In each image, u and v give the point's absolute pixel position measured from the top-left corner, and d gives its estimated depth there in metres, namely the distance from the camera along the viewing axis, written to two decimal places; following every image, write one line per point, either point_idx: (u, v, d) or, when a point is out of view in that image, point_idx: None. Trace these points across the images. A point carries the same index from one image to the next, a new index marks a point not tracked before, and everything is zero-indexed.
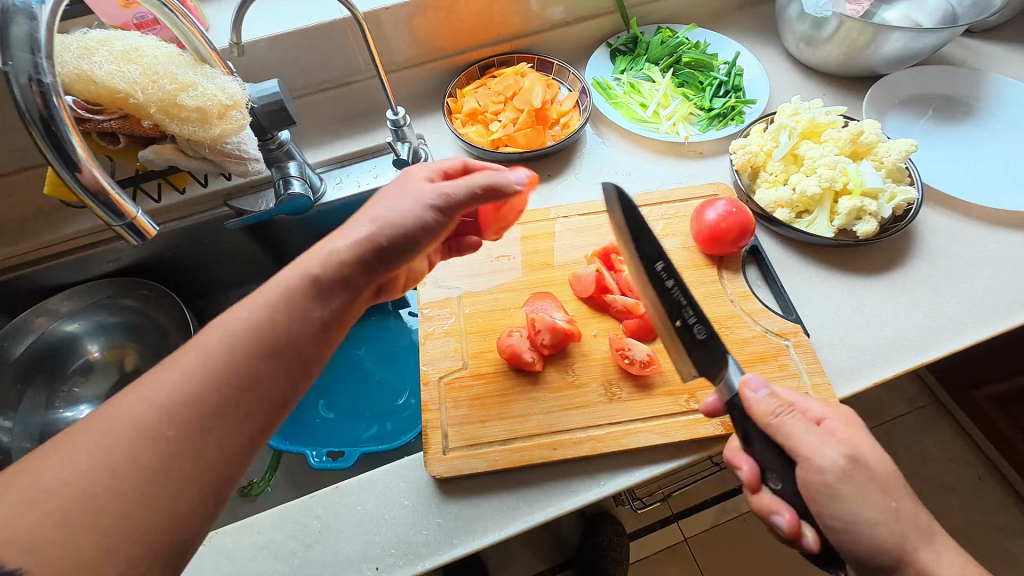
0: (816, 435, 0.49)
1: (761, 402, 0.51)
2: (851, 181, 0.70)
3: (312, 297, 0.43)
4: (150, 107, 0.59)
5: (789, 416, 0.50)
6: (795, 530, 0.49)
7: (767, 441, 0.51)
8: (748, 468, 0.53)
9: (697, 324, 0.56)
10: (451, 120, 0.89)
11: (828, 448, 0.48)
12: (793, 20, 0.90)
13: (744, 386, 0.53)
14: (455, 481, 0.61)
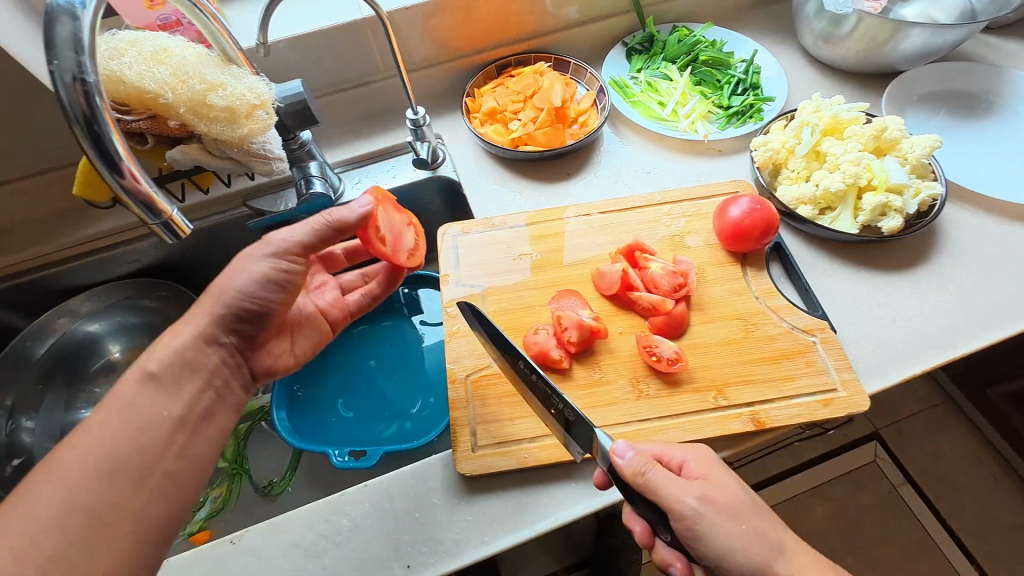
0: (677, 484, 0.48)
1: (630, 468, 0.49)
2: (876, 177, 0.70)
3: (162, 392, 0.47)
4: (179, 107, 0.60)
5: (655, 472, 0.48)
6: (688, 572, 0.55)
7: (642, 501, 0.50)
8: (639, 529, 0.55)
9: (566, 410, 0.53)
10: (469, 119, 0.89)
11: (687, 496, 0.47)
12: (810, 18, 0.90)
13: (613, 454, 0.50)
14: (483, 479, 0.61)
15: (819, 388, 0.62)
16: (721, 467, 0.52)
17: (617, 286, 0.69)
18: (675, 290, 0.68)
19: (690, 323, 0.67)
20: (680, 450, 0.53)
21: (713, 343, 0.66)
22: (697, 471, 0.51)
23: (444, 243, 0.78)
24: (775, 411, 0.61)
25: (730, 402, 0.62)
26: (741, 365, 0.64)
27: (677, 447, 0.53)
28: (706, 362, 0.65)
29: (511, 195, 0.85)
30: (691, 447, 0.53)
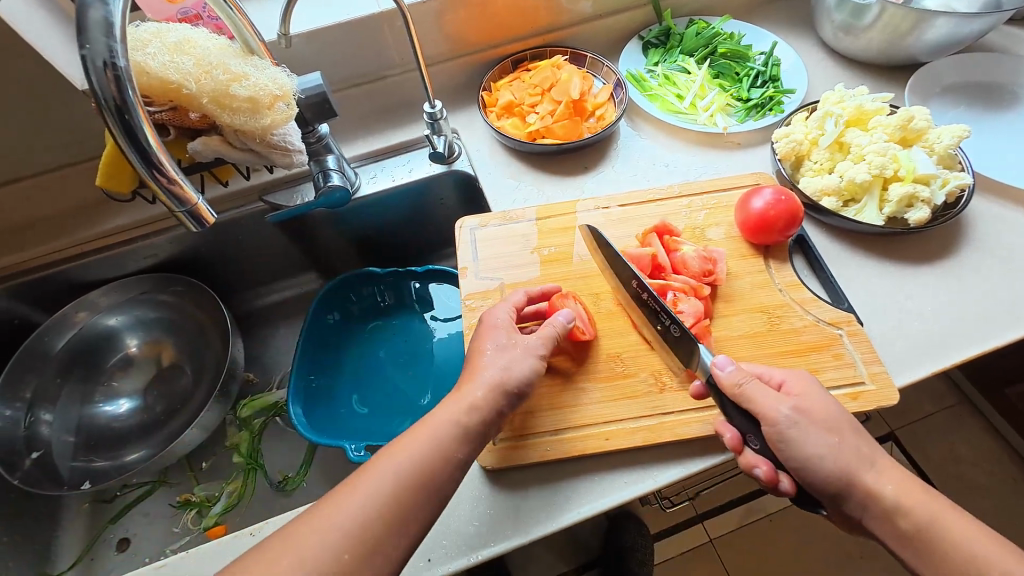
0: (773, 397, 0.52)
1: (729, 379, 0.54)
2: (903, 167, 0.69)
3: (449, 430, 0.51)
4: (202, 98, 0.60)
5: (753, 386, 0.53)
6: (773, 478, 0.52)
7: (739, 408, 0.54)
8: (729, 434, 0.55)
9: (671, 324, 0.61)
10: (487, 113, 0.89)
11: (781, 406, 0.51)
12: (831, 10, 0.89)
13: (714, 365, 0.55)
14: (503, 472, 0.60)
15: (846, 381, 0.61)
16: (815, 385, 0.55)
17: (648, 267, 0.70)
18: (705, 275, 0.68)
19: (713, 315, 0.67)
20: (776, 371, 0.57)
21: (737, 335, 0.65)
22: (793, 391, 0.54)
23: (461, 236, 0.77)
24: None
25: None
26: (767, 358, 0.63)
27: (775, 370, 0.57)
28: (732, 354, 0.64)
29: (528, 188, 0.85)
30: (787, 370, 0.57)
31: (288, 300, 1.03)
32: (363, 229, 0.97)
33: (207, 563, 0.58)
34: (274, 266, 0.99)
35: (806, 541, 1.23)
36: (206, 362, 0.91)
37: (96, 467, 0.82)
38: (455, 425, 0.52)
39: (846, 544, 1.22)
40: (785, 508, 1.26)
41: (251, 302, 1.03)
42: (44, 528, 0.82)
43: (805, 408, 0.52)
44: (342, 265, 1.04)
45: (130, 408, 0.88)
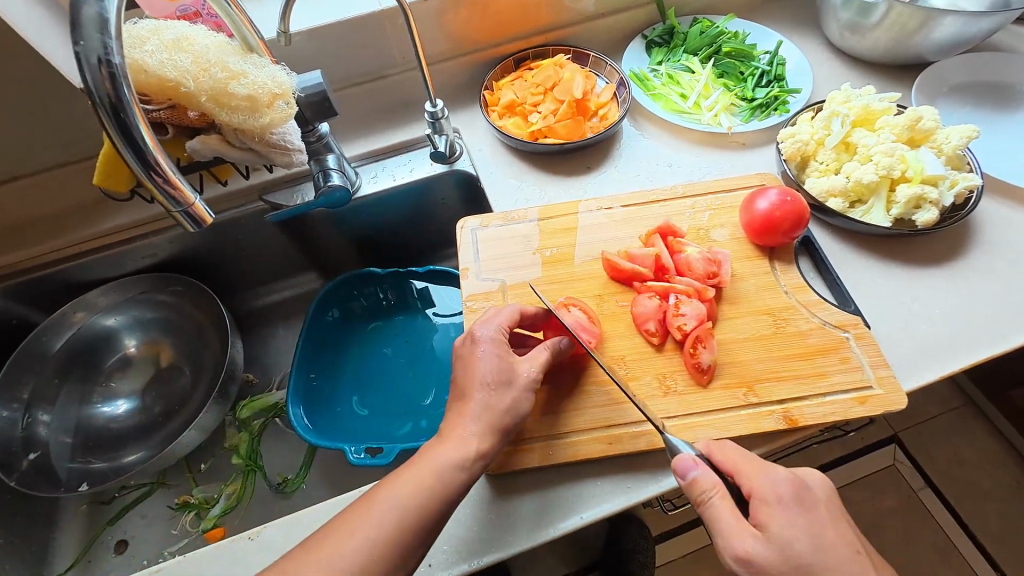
0: (729, 530, 0.47)
1: (689, 490, 0.50)
2: (911, 168, 0.68)
3: (457, 456, 0.52)
4: (200, 96, 0.59)
5: (716, 504, 0.48)
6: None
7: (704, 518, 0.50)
8: None
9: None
10: (489, 112, 0.88)
11: (734, 545, 0.46)
12: (837, 9, 0.88)
13: (676, 471, 0.50)
14: (505, 476, 0.59)
15: (853, 385, 0.60)
16: (797, 504, 0.47)
17: (651, 268, 0.69)
18: (709, 277, 0.67)
19: (719, 316, 0.66)
20: (753, 476, 0.49)
21: (744, 337, 0.64)
22: (762, 511, 0.47)
23: (462, 236, 0.76)
24: (808, 409, 0.59)
25: (760, 399, 0.60)
26: (774, 361, 0.62)
27: (756, 473, 0.49)
28: (737, 356, 0.63)
29: (529, 188, 0.84)
30: (769, 478, 0.49)
31: (287, 300, 1.03)
32: (363, 229, 0.96)
33: (205, 567, 0.57)
34: (274, 266, 0.98)
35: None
36: (205, 362, 0.90)
37: (95, 468, 0.82)
38: (458, 445, 0.53)
39: None
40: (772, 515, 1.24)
41: (250, 301, 1.02)
42: (41, 529, 0.81)
43: (765, 549, 0.45)
44: (342, 265, 1.03)
45: (129, 409, 0.87)
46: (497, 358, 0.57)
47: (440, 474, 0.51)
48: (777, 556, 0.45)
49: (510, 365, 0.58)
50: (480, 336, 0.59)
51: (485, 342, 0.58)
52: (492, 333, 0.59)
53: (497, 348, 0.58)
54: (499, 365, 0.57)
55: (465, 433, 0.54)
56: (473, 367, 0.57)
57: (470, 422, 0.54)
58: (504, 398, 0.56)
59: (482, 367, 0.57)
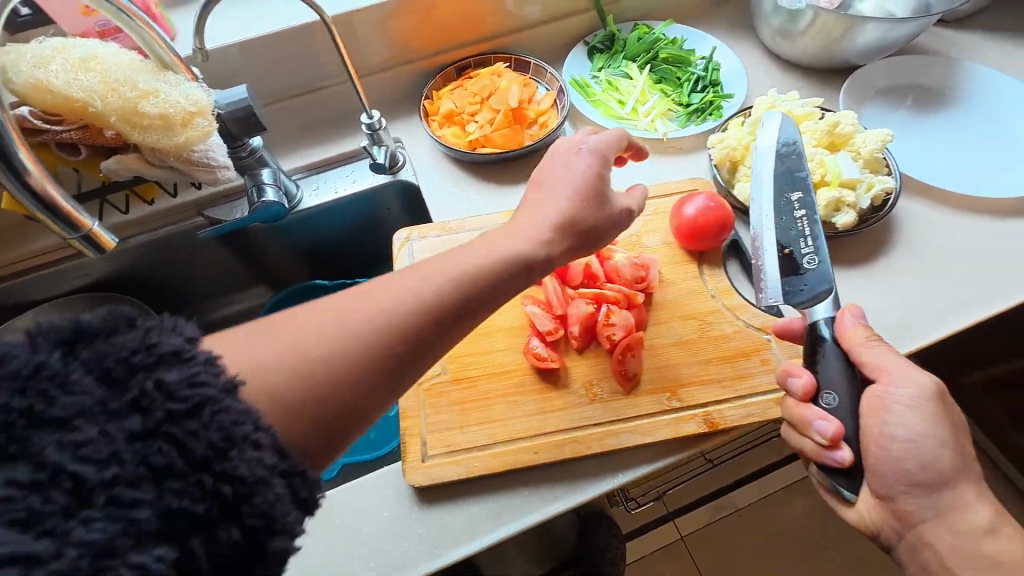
0: (897, 363, 0.52)
1: (859, 330, 0.54)
2: (829, 172, 0.70)
3: None
4: (110, 116, 0.58)
5: (880, 348, 0.53)
6: (836, 439, 0.51)
7: (843, 362, 0.54)
8: (807, 379, 0.53)
9: (809, 255, 0.60)
10: (427, 122, 0.88)
11: (906, 376, 0.51)
12: (767, 16, 0.91)
13: (848, 312, 0.56)
14: (436, 491, 0.60)
15: (775, 387, 0.61)
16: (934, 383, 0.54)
17: (580, 277, 0.70)
18: (637, 282, 0.68)
19: (648, 321, 0.67)
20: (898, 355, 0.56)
21: (670, 343, 0.65)
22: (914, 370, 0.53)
23: (401, 250, 0.76)
24: (727, 411, 0.60)
25: (683, 404, 0.61)
26: (697, 366, 0.63)
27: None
28: (662, 362, 0.64)
29: (468, 198, 0.84)
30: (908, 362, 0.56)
31: (236, 314, 1.01)
32: (310, 242, 0.96)
33: None
34: (219, 281, 0.97)
35: (780, 512, 1.32)
36: None
37: None
38: None
39: (788, 549, 1.28)
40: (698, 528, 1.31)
41: (198, 317, 1.00)
42: None
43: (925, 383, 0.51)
44: (292, 278, 1.02)
45: None
46: (589, 163, 0.54)
47: (479, 274, 0.47)
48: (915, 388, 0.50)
49: (603, 175, 0.54)
50: (584, 146, 0.55)
51: (586, 152, 0.55)
52: (599, 144, 0.55)
53: (595, 160, 0.55)
54: (595, 170, 0.54)
55: (529, 220, 0.52)
56: (569, 170, 0.54)
57: (548, 215, 0.52)
58: (595, 204, 0.53)
59: (574, 167, 0.54)
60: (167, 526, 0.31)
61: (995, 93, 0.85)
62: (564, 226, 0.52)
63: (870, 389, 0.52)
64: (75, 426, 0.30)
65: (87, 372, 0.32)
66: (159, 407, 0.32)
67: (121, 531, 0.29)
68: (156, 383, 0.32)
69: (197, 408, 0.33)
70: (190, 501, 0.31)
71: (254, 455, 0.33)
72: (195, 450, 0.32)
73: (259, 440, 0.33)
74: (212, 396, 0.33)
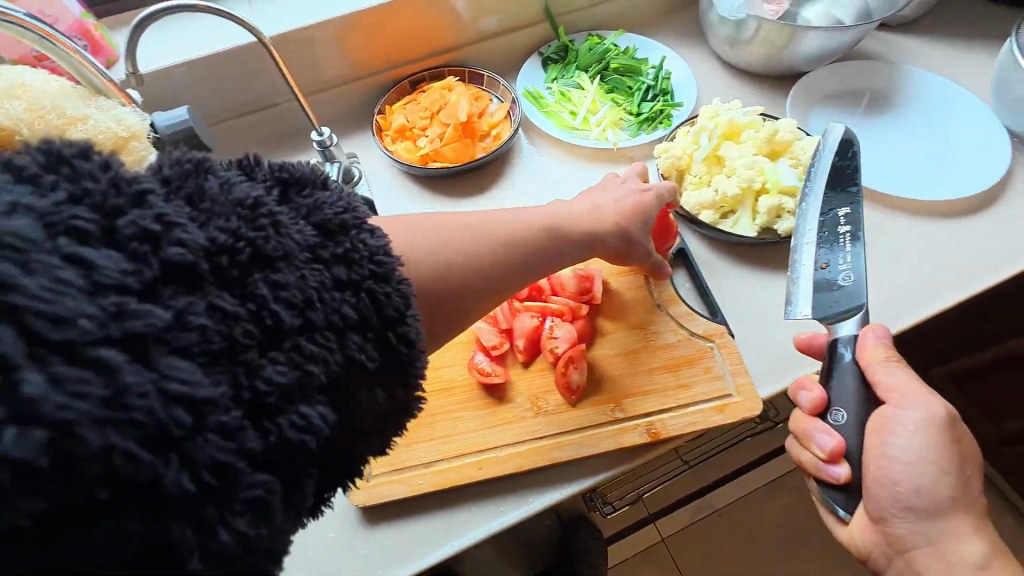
0: (913, 387, 0.50)
1: (882, 351, 0.52)
2: (769, 180, 0.71)
3: None
4: (38, 144, 0.56)
5: (896, 370, 0.51)
6: (836, 455, 0.50)
7: (857, 381, 0.52)
8: (818, 394, 0.53)
9: (845, 271, 0.57)
10: (380, 137, 0.88)
11: (917, 402, 0.50)
12: (714, 25, 0.92)
13: (874, 331, 0.53)
14: (381, 510, 0.59)
15: (715, 395, 0.62)
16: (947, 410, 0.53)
17: (526, 290, 0.70)
18: (582, 293, 0.68)
19: (593, 332, 0.67)
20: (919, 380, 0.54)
21: (615, 354, 0.65)
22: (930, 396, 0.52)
23: None
24: (670, 421, 0.60)
25: (627, 414, 0.61)
26: (640, 376, 0.64)
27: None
28: (605, 373, 0.64)
29: (422, 212, 0.84)
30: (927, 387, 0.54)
31: None
32: None
33: None
34: None
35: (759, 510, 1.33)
36: None
37: None
38: None
39: (767, 547, 1.29)
40: (678, 530, 1.32)
41: None
42: None
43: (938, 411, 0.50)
44: None
45: None
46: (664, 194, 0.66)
47: (547, 235, 0.54)
48: (926, 417, 0.49)
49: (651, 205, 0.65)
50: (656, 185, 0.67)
51: (653, 190, 0.66)
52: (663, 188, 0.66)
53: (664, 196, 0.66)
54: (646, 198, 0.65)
55: (601, 206, 0.62)
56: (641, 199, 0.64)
57: (618, 203, 0.63)
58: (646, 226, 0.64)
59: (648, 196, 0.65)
60: (333, 383, 0.33)
61: (934, 96, 0.87)
62: (632, 220, 0.62)
63: (880, 410, 0.51)
64: (280, 268, 0.32)
65: (306, 225, 0.34)
66: (363, 266, 0.35)
67: (298, 378, 0.31)
68: (276, 226, 0.33)
69: (377, 278, 0.35)
70: (367, 356, 0.35)
71: (410, 331, 0.37)
72: (350, 313, 0.34)
73: (408, 322, 0.37)
74: (377, 269, 0.36)
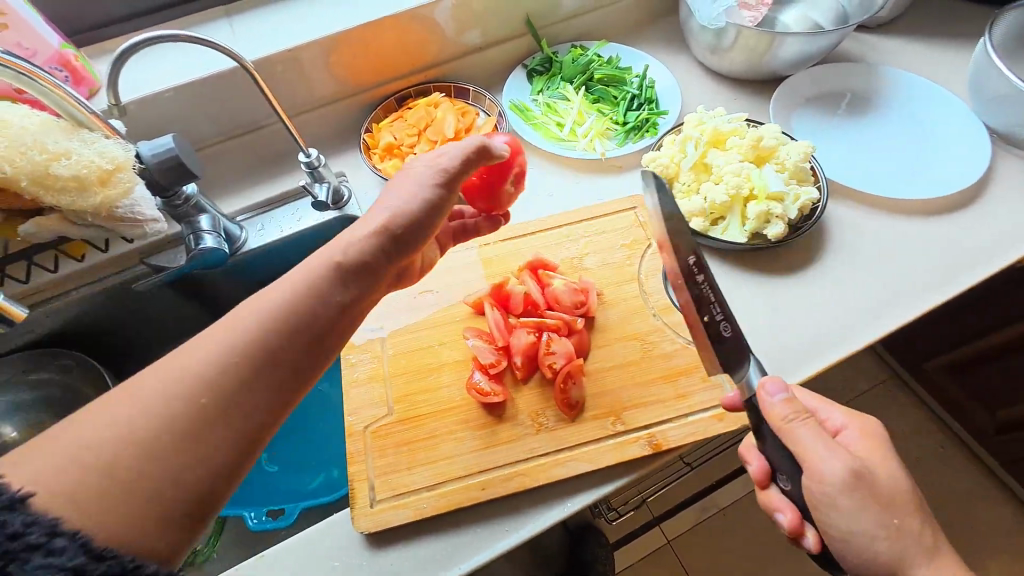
0: (818, 444, 0.49)
1: (781, 409, 0.51)
2: (756, 186, 0.72)
3: None
4: (21, 179, 0.57)
5: (800, 426, 0.50)
6: (798, 527, 0.53)
7: (776, 443, 0.53)
8: (757, 467, 0.58)
9: (722, 322, 0.54)
10: (368, 156, 0.88)
11: (823, 460, 0.49)
12: (696, 32, 0.93)
13: (764, 391, 0.52)
14: (386, 535, 0.59)
15: (714, 403, 0.62)
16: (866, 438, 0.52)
17: (522, 305, 0.70)
18: (577, 307, 0.68)
19: (590, 345, 0.67)
20: None
21: (612, 366, 0.65)
22: None
23: None
24: (670, 431, 0.61)
25: (628, 427, 0.61)
26: (639, 388, 0.64)
27: (838, 412, 0.58)
28: (604, 386, 0.64)
29: None
30: None
31: None
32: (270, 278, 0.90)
33: None
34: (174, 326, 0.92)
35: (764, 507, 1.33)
36: None
37: None
38: None
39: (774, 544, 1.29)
40: (684, 531, 1.31)
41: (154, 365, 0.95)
42: None
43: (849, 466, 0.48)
44: None
45: None
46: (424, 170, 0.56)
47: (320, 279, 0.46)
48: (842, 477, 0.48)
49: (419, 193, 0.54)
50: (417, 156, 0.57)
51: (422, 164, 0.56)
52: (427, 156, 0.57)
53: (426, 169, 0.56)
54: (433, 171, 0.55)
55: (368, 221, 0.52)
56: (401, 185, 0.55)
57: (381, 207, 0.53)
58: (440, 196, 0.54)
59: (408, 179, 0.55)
60: None
61: (912, 95, 0.88)
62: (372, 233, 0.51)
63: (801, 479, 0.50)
64: None
65: None
66: None
67: None
68: None
69: None
70: None
71: (43, 564, 0.30)
72: None
73: (54, 547, 0.31)
74: None
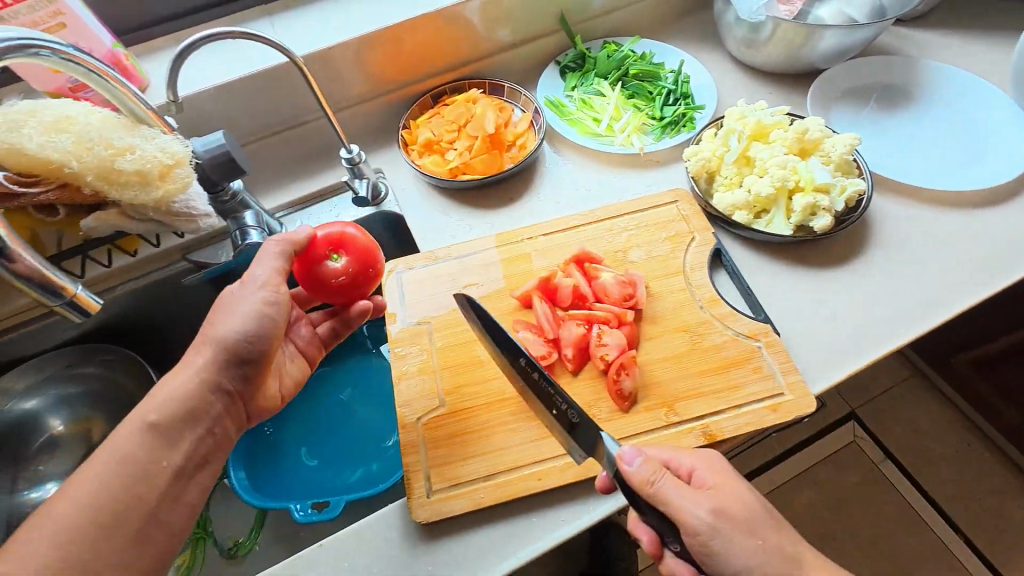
0: (683, 501, 0.48)
1: (640, 475, 0.49)
2: (802, 178, 0.71)
3: None
4: (87, 175, 0.59)
5: (663, 482, 0.48)
6: None
7: (649, 510, 0.50)
8: (647, 538, 0.54)
9: (568, 410, 0.54)
10: (407, 153, 0.89)
11: (694, 517, 0.47)
12: (731, 26, 0.93)
13: (622, 462, 0.50)
14: (444, 525, 0.59)
15: (766, 394, 0.62)
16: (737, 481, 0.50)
17: (569, 298, 0.70)
18: (625, 299, 0.69)
19: (640, 337, 0.67)
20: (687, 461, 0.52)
21: (663, 358, 0.66)
22: (702, 479, 0.50)
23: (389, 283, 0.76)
24: (724, 422, 0.61)
25: (682, 417, 0.61)
26: (691, 379, 0.64)
27: (685, 455, 0.53)
28: (656, 377, 0.64)
29: (455, 223, 0.84)
30: (700, 455, 0.53)
31: None
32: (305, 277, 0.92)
33: None
34: None
35: None
36: None
37: None
38: None
39: None
40: None
41: None
42: None
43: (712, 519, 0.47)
44: None
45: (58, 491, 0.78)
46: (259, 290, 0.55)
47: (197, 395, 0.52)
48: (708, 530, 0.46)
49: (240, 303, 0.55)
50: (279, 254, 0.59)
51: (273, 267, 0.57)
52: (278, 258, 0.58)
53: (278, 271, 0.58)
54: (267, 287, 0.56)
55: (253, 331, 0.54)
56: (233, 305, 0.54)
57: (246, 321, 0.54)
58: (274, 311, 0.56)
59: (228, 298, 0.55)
60: None
61: (951, 88, 0.88)
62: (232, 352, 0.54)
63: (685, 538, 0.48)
64: None
65: None
66: None
67: None
68: None
69: None
70: None
71: None
72: None
73: None
74: None
